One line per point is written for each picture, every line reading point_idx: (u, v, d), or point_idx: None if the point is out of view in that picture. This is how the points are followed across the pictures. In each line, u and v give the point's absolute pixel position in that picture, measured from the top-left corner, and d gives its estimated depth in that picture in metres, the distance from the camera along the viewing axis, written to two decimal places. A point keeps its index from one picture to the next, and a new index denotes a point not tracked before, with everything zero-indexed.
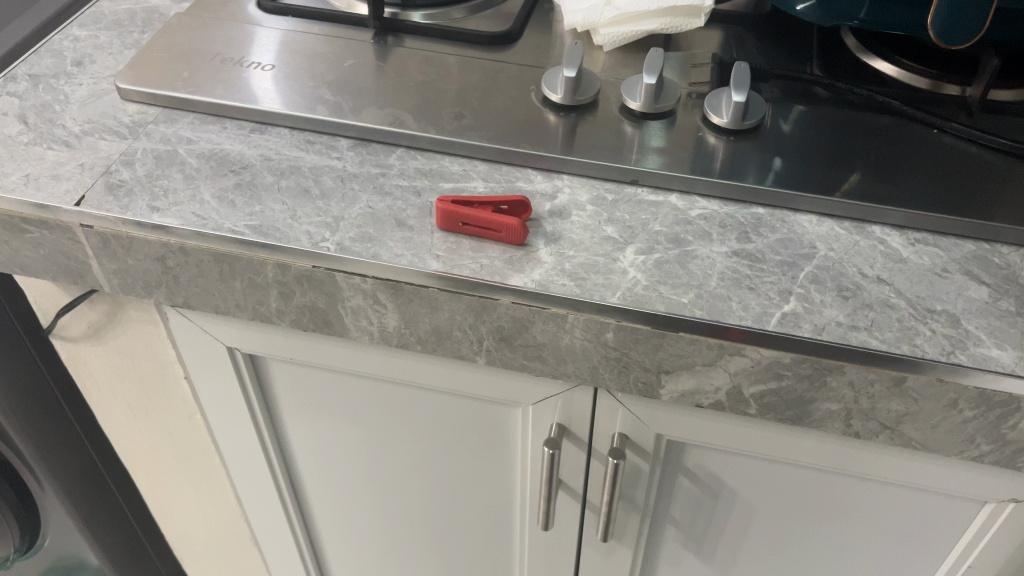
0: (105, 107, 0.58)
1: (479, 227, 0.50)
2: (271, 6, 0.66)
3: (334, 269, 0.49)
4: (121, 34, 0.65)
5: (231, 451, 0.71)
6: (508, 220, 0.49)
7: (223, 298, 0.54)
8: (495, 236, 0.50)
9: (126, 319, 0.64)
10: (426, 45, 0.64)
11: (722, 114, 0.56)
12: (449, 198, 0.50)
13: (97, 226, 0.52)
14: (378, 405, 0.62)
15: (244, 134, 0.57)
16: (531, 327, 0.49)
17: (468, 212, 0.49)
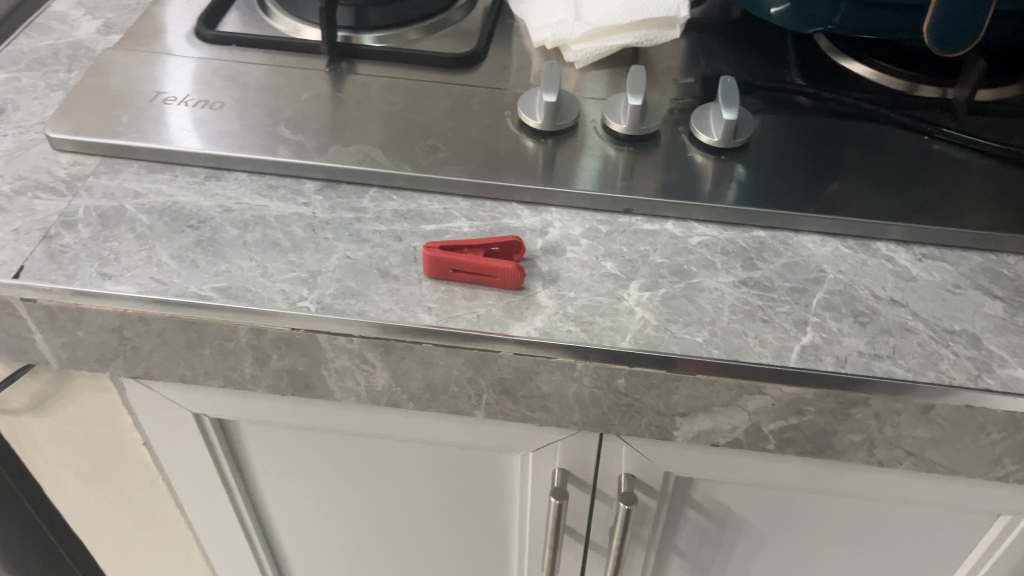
0: (37, 160, 0.52)
1: (471, 274, 0.46)
2: (211, 35, 0.60)
3: (315, 330, 0.45)
4: (46, 74, 0.59)
5: (199, 517, 0.65)
6: (506, 264, 0.45)
7: (190, 367, 0.49)
8: (489, 282, 0.46)
9: (75, 389, 0.58)
10: (385, 71, 0.59)
11: (711, 131, 0.53)
12: (436, 244, 0.46)
13: (40, 299, 0.46)
14: (360, 464, 0.57)
15: (198, 182, 0.52)
16: (535, 378, 0.45)
17: (459, 257, 0.45)
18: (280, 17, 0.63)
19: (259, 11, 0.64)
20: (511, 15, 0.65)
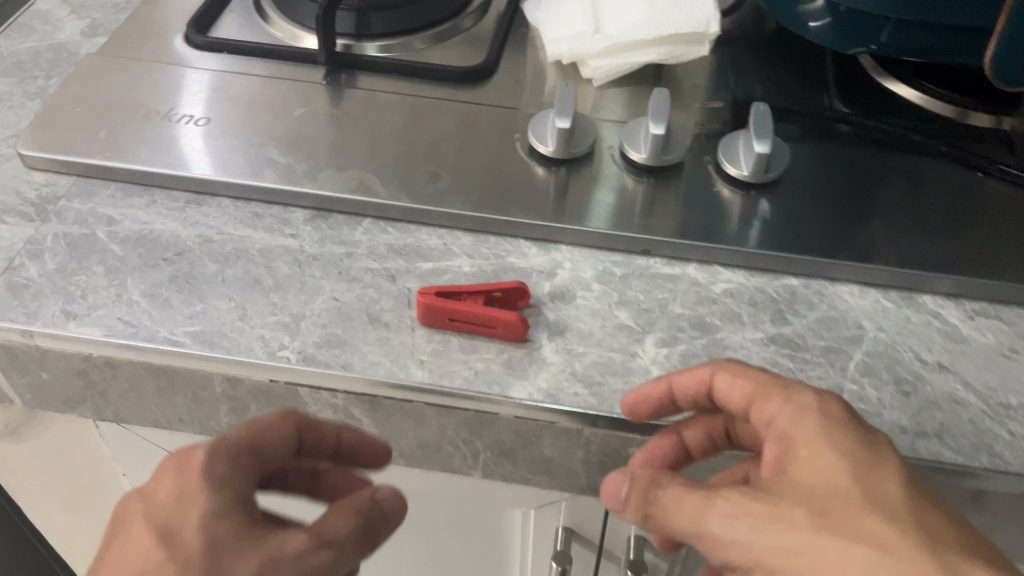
0: (6, 179, 0.48)
1: (470, 324, 0.41)
2: (201, 41, 0.56)
3: (297, 383, 0.41)
4: (23, 80, 0.55)
5: None
6: (508, 314, 0.41)
7: (162, 413, 0.45)
8: (489, 333, 0.42)
9: (50, 422, 0.55)
10: (386, 85, 0.54)
11: (741, 164, 0.48)
12: (431, 289, 0.42)
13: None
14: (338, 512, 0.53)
15: (177, 209, 0.47)
16: (537, 442, 0.41)
17: (457, 306, 0.41)
18: (277, 23, 0.59)
19: (255, 15, 0.60)
20: (525, 23, 0.61)
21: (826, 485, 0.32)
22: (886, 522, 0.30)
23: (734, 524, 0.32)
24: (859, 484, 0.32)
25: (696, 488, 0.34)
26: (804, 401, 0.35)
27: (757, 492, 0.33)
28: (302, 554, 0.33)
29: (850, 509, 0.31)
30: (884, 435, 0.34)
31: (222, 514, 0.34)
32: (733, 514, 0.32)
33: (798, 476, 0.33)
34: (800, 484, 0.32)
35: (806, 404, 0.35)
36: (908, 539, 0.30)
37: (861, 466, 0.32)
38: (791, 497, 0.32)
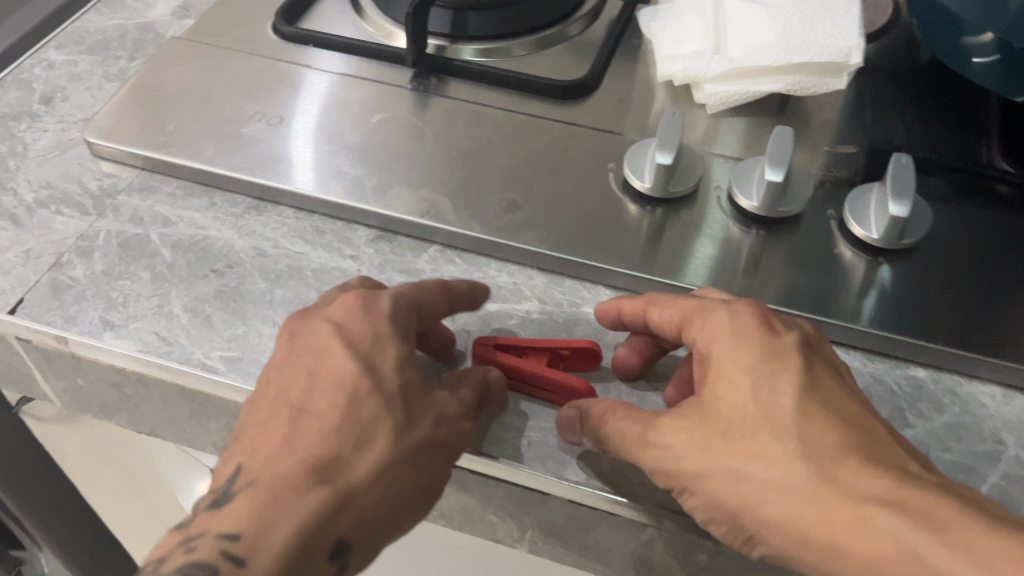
0: (70, 167, 0.46)
1: (529, 385, 0.37)
2: (288, 31, 0.53)
3: None
4: (105, 60, 0.53)
5: None
6: (564, 381, 0.35)
7: (198, 435, 0.42)
8: (550, 398, 0.37)
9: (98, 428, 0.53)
10: (477, 95, 0.50)
11: (870, 225, 0.40)
12: (491, 339, 0.37)
13: (36, 342, 0.40)
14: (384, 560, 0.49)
15: (236, 215, 0.44)
16: (593, 529, 0.37)
17: (514, 364, 0.36)
18: (370, 16, 0.54)
19: (349, 7, 0.56)
20: (638, 34, 0.54)
21: (738, 408, 0.32)
22: (790, 446, 0.31)
23: (646, 447, 0.32)
24: (764, 401, 0.32)
25: (638, 411, 0.34)
26: (717, 322, 0.34)
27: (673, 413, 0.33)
28: (461, 418, 0.34)
29: (752, 425, 0.31)
30: (799, 335, 0.34)
31: (411, 361, 0.34)
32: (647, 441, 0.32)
33: (710, 392, 0.33)
34: (710, 396, 0.33)
35: (721, 324, 0.34)
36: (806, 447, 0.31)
37: (775, 361, 0.33)
38: (700, 417, 0.32)
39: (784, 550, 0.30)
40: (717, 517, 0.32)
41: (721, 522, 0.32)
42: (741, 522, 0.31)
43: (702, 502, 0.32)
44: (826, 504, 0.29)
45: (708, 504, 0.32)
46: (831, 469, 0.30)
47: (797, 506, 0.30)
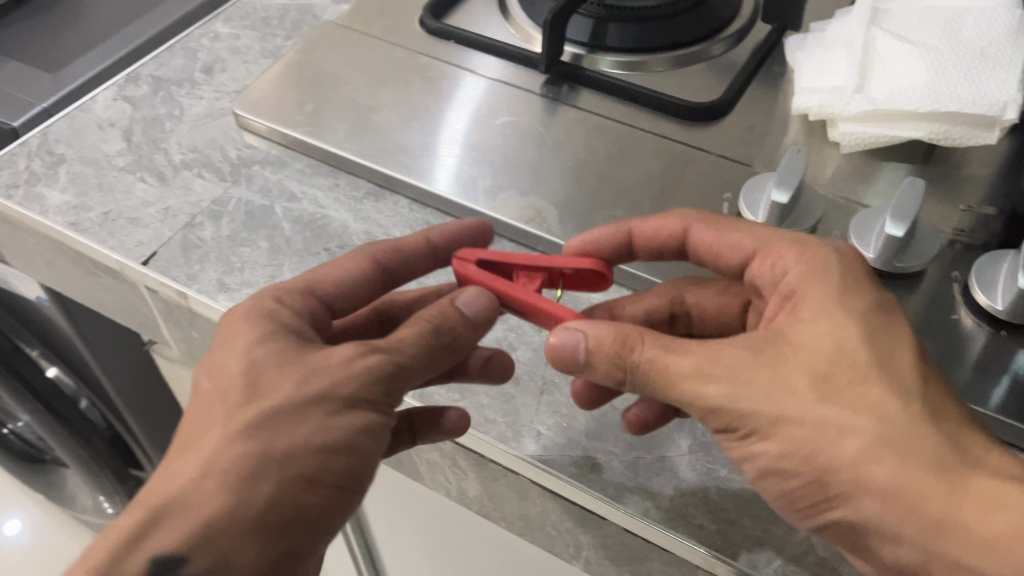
0: (216, 134, 0.50)
1: (521, 308, 0.37)
2: (434, 26, 0.54)
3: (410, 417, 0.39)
4: (264, 37, 0.56)
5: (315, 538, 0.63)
6: (557, 307, 0.35)
7: None
8: (543, 322, 0.37)
9: None
10: (606, 108, 0.50)
11: (997, 295, 0.37)
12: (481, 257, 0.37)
13: (161, 293, 0.43)
14: (456, 546, 0.50)
15: (356, 200, 0.46)
16: (646, 561, 0.36)
17: (503, 286, 0.36)
18: (513, 17, 0.55)
19: (495, 6, 0.57)
20: (783, 61, 0.52)
21: (843, 348, 0.31)
22: (897, 399, 0.30)
23: (700, 382, 0.31)
24: (877, 359, 0.30)
25: (668, 340, 0.33)
26: (822, 261, 0.34)
27: (752, 357, 0.31)
28: (347, 363, 0.31)
29: (862, 382, 0.30)
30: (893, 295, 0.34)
31: (261, 340, 0.32)
32: (714, 379, 0.31)
33: (801, 337, 0.31)
34: (798, 346, 0.31)
35: (825, 262, 0.34)
36: (918, 409, 0.30)
37: (889, 325, 0.32)
38: (794, 363, 0.31)
39: (877, 514, 0.29)
40: (800, 468, 0.30)
41: (798, 478, 0.30)
42: (829, 479, 0.30)
43: (787, 450, 0.30)
44: (945, 476, 0.29)
45: (801, 456, 0.30)
46: (945, 436, 0.30)
47: (918, 470, 0.29)
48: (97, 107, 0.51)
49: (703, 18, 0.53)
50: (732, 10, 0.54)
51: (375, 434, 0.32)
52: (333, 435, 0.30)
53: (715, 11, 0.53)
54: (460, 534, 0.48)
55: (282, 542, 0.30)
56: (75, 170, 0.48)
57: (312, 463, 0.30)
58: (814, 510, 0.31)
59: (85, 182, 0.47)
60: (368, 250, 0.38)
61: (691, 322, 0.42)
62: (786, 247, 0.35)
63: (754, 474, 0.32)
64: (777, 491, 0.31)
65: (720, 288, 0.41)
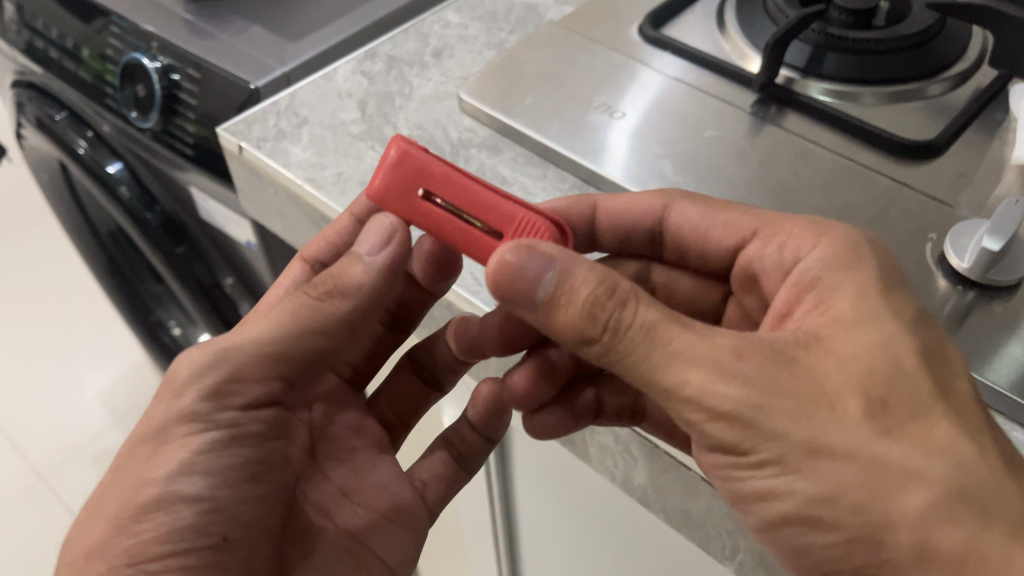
0: (440, 115, 0.54)
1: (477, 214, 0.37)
2: (652, 36, 0.57)
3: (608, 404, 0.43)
4: (490, 30, 0.61)
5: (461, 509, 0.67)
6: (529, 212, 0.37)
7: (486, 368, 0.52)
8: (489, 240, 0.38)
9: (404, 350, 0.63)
10: (812, 134, 0.51)
11: None
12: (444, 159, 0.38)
13: None
14: (606, 531, 0.52)
15: (562, 191, 0.50)
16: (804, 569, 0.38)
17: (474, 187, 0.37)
18: (730, 34, 0.57)
19: (713, 22, 0.59)
20: (1004, 109, 0.52)
21: (879, 367, 0.33)
22: (946, 445, 0.31)
23: (716, 381, 0.32)
24: (937, 395, 0.32)
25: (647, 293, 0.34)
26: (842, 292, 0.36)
27: (779, 366, 0.32)
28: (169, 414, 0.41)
29: (917, 420, 0.32)
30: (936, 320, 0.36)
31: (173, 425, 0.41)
32: (738, 381, 0.32)
33: (840, 355, 0.33)
34: (839, 361, 0.33)
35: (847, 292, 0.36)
36: (984, 456, 0.31)
37: (930, 362, 0.33)
38: (838, 390, 0.32)
39: (929, 574, 0.31)
40: (843, 522, 0.32)
41: (841, 530, 0.32)
42: (883, 534, 0.31)
43: (828, 494, 0.32)
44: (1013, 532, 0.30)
45: (852, 503, 0.31)
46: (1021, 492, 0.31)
47: (995, 533, 0.30)
48: (339, 78, 0.57)
49: (926, 56, 0.53)
50: (957, 51, 0.54)
51: (236, 440, 0.42)
52: (165, 477, 0.40)
53: (939, 50, 0.53)
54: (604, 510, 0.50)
55: (200, 568, 0.40)
56: (315, 132, 0.53)
57: (138, 507, 0.39)
58: (851, 559, 0.33)
59: (323, 143, 0.52)
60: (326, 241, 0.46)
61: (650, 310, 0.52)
62: (799, 228, 0.40)
63: (780, 505, 0.34)
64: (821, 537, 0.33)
65: (681, 282, 0.51)
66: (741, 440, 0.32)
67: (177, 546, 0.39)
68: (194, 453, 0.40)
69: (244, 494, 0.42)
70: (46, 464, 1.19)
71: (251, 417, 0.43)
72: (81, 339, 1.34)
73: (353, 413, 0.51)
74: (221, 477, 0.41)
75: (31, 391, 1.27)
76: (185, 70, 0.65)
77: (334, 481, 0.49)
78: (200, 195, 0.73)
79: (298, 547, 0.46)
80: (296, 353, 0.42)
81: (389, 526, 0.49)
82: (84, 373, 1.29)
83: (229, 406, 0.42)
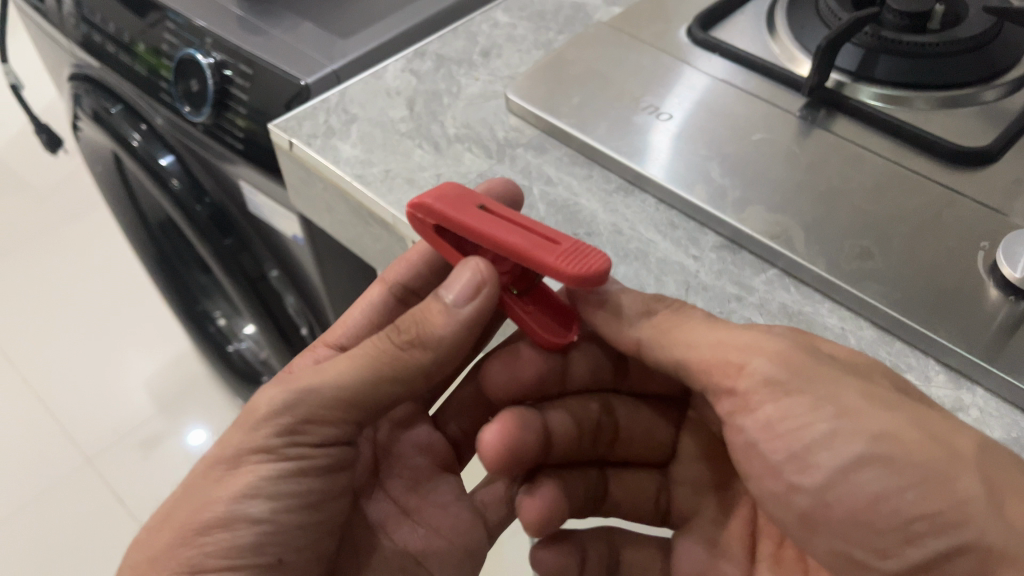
0: (487, 114, 0.55)
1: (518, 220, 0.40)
2: (701, 37, 0.56)
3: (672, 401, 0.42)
4: (538, 29, 0.61)
5: None
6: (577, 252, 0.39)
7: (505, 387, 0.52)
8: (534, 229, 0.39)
9: None
10: (862, 139, 0.50)
11: None
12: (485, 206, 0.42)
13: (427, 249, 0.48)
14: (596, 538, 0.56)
15: (607, 192, 0.50)
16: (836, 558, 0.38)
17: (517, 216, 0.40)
18: (780, 36, 0.56)
19: (763, 25, 0.58)
20: None
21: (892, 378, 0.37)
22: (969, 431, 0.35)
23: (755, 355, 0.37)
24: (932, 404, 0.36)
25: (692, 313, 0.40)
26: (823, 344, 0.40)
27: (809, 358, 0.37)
28: (250, 432, 0.41)
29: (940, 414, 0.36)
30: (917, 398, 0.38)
31: (253, 453, 0.41)
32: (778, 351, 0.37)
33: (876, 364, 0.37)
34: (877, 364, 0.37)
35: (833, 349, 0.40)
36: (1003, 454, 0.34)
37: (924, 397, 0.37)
38: (871, 375, 0.37)
39: (1005, 514, 0.32)
40: (916, 459, 0.33)
41: (914, 468, 0.33)
42: (950, 472, 0.33)
43: (892, 430, 0.34)
44: None
45: (911, 444, 0.34)
46: None
47: None
48: (388, 76, 0.58)
49: (982, 62, 0.52)
50: (1015, 55, 0.53)
51: (303, 472, 0.42)
52: (233, 498, 0.41)
53: (996, 55, 0.52)
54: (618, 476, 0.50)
55: None
56: (365, 130, 0.54)
57: (203, 523, 0.41)
58: (927, 505, 0.33)
59: (372, 141, 0.53)
60: (412, 266, 0.49)
61: (615, 440, 0.53)
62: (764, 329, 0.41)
63: (846, 451, 0.35)
64: (886, 482, 0.34)
65: (643, 413, 0.53)
66: (795, 378, 0.36)
67: (236, 565, 0.41)
68: (261, 479, 0.41)
69: (302, 521, 0.43)
70: (95, 448, 1.22)
71: (320, 451, 0.43)
72: (128, 327, 1.37)
73: (420, 431, 0.53)
74: (285, 502, 0.42)
75: (79, 376, 1.30)
76: (237, 66, 0.66)
77: (393, 498, 0.50)
78: (248, 189, 0.74)
79: (353, 560, 0.48)
80: (372, 401, 0.42)
81: (440, 542, 0.50)
82: (131, 360, 1.33)
83: (299, 443, 0.42)
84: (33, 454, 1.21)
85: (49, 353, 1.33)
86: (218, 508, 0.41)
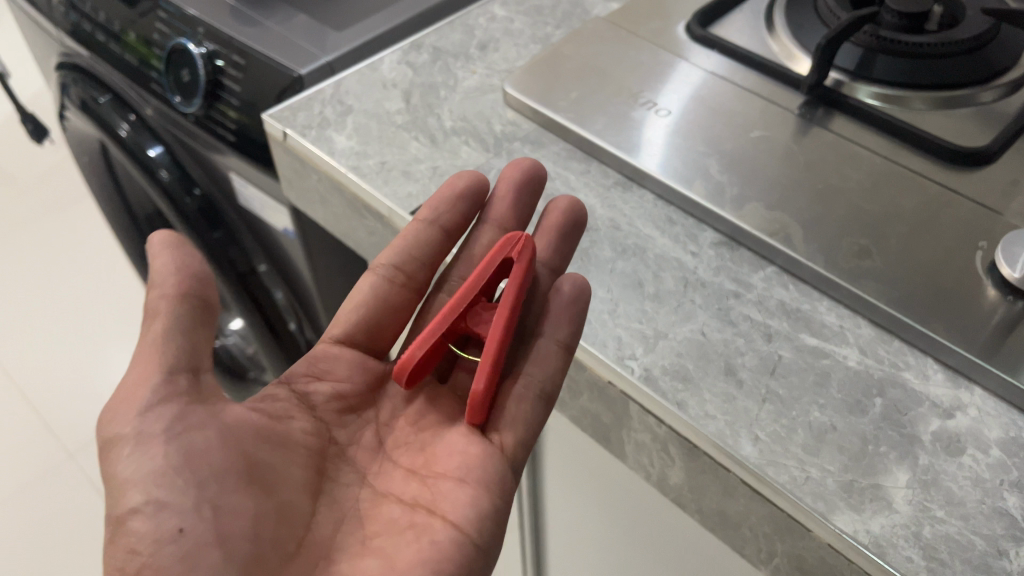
0: (484, 107, 0.54)
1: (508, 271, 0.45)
2: (699, 34, 0.56)
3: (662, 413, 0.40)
4: (536, 24, 0.61)
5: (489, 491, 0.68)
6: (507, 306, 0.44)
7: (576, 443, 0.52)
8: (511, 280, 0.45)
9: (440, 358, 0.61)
10: (859, 137, 0.50)
11: None
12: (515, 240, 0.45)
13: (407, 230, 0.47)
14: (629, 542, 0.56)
15: (604, 187, 0.49)
16: (833, 568, 0.37)
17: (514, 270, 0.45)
18: (778, 34, 0.56)
19: (761, 22, 0.58)
20: None
21: None
22: None
23: None
24: None
25: None
26: None
27: None
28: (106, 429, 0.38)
29: None
30: None
31: (117, 441, 0.37)
32: None
33: None
34: None
35: None
36: None
37: None
38: None
39: None
40: None
41: None
42: None
43: None
44: None
45: None
46: None
47: None
48: (384, 68, 0.58)
49: (980, 63, 0.52)
50: (1012, 58, 0.53)
51: (171, 428, 0.37)
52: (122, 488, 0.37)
53: (994, 57, 0.52)
54: (692, 559, 0.50)
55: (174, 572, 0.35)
56: (360, 121, 0.53)
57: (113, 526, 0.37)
58: None
59: (367, 132, 0.53)
60: (402, 249, 0.47)
61: None
62: None
63: None
64: None
65: None
66: None
67: (152, 555, 0.36)
68: (128, 459, 0.37)
69: (195, 475, 0.37)
70: (75, 443, 1.20)
71: (164, 403, 0.38)
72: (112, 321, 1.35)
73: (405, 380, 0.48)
74: (169, 464, 0.37)
75: (62, 372, 1.28)
76: (230, 56, 0.65)
77: (403, 464, 0.45)
78: (239, 181, 0.74)
79: (355, 530, 0.42)
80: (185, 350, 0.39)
81: (452, 482, 0.42)
82: (115, 353, 1.31)
83: (144, 404, 0.38)
84: (15, 448, 1.20)
85: (31, 347, 1.32)
86: (128, 538, 0.36)
